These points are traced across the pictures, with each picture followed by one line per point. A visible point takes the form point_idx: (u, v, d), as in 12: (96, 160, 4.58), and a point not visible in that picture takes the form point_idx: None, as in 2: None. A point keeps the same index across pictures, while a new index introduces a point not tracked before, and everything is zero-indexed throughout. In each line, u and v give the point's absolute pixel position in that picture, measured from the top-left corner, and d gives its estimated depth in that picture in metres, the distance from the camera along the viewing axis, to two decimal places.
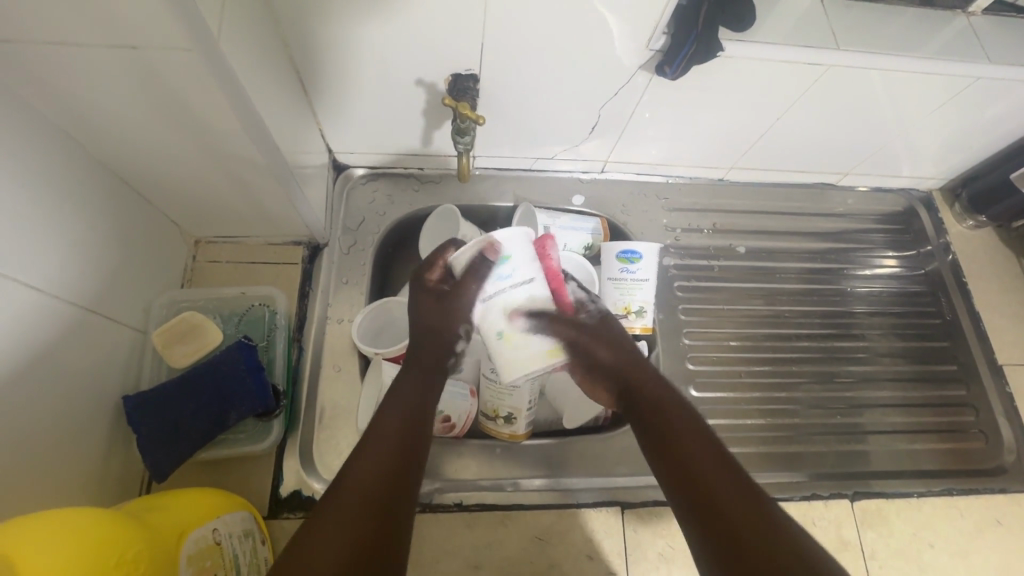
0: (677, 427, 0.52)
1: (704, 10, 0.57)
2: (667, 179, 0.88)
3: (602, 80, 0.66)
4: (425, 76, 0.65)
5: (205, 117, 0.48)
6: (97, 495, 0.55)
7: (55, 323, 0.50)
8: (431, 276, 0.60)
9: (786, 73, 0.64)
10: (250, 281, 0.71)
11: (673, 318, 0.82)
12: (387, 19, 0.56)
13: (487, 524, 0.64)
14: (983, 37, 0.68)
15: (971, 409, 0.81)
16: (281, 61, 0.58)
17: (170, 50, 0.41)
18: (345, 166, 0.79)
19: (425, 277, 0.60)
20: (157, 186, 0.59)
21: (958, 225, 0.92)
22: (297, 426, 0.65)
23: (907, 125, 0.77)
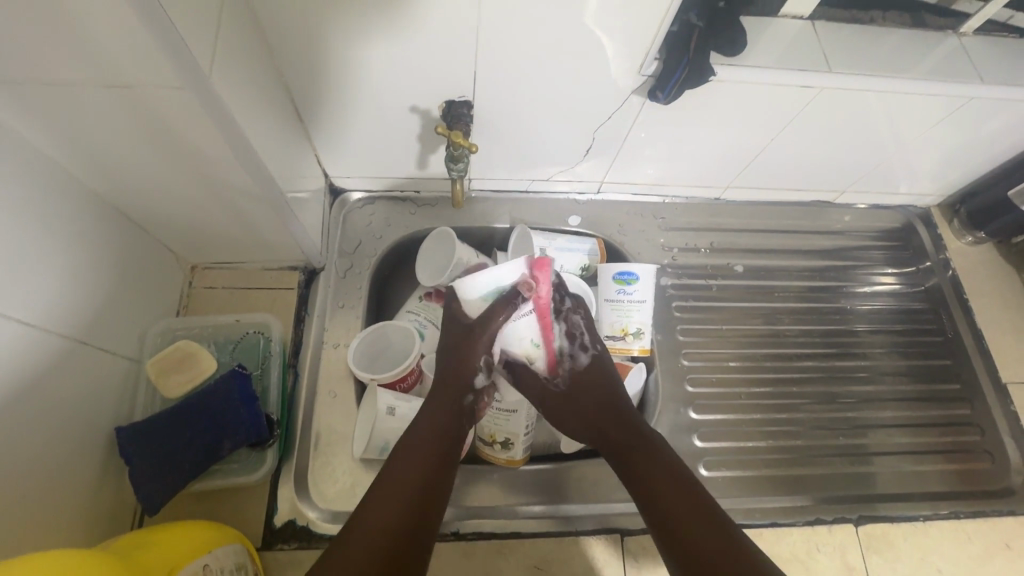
0: (657, 462, 0.56)
1: (695, 36, 0.57)
2: (664, 199, 0.87)
3: (595, 103, 0.66)
4: (419, 102, 0.65)
5: (199, 149, 0.49)
6: (89, 530, 0.54)
7: (48, 357, 0.50)
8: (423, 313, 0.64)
9: (779, 94, 0.64)
10: (246, 307, 0.71)
11: (671, 339, 0.81)
12: (381, 47, 0.57)
13: (485, 553, 0.63)
14: (975, 56, 0.68)
15: (976, 429, 0.80)
16: (275, 90, 0.58)
17: (162, 86, 0.41)
18: (342, 191, 0.79)
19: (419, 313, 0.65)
20: (152, 216, 0.59)
21: (957, 241, 0.91)
22: (292, 454, 0.64)
23: (902, 143, 0.77)
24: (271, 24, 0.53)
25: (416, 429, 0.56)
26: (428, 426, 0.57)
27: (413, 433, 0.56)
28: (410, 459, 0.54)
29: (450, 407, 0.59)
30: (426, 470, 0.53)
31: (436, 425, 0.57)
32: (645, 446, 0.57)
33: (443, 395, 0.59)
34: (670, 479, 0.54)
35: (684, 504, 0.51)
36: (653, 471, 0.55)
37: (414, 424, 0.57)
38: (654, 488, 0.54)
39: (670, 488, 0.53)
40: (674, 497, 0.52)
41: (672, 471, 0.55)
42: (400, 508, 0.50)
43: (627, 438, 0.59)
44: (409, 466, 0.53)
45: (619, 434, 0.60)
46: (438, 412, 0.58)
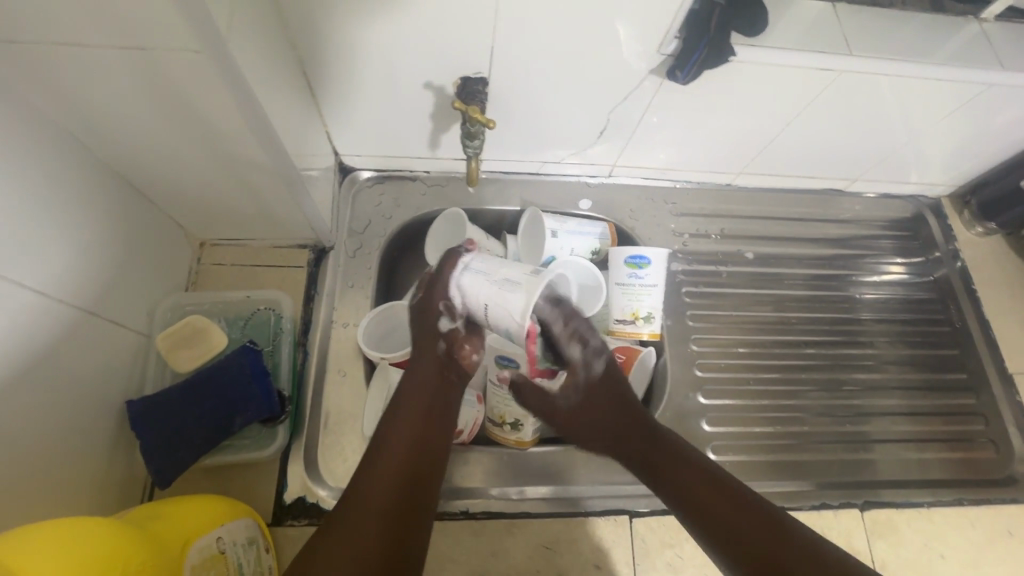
0: (673, 457, 0.59)
1: (716, 15, 0.56)
2: (675, 185, 0.87)
3: (611, 83, 0.65)
4: (433, 79, 0.64)
5: (213, 120, 0.48)
6: (99, 502, 0.54)
7: (58, 326, 0.49)
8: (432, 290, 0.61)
9: (798, 78, 0.64)
10: (255, 284, 0.70)
11: (680, 324, 0.81)
12: (397, 19, 0.56)
13: (494, 532, 0.63)
14: (995, 43, 0.67)
15: (981, 418, 0.81)
16: (288, 62, 0.57)
17: (181, 51, 0.40)
18: (351, 169, 0.79)
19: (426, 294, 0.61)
20: (162, 189, 0.59)
21: (967, 231, 0.91)
22: (302, 432, 0.64)
23: (918, 130, 0.76)
24: None
25: (403, 400, 0.57)
26: (413, 400, 0.57)
27: (401, 407, 0.56)
28: (395, 444, 0.53)
29: (430, 367, 0.59)
30: (409, 458, 0.53)
31: (421, 399, 0.57)
32: (664, 448, 0.60)
33: (421, 357, 0.60)
34: (699, 482, 0.55)
35: (721, 500, 0.53)
36: (683, 473, 0.57)
37: (399, 400, 0.57)
38: (691, 494, 0.55)
39: (693, 479, 0.56)
40: (711, 496, 0.54)
41: (697, 467, 0.57)
42: (393, 487, 0.50)
43: (650, 448, 0.60)
44: (398, 442, 0.53)
45: (642, 445, 0.61)
46: (424, 381, 0.58)
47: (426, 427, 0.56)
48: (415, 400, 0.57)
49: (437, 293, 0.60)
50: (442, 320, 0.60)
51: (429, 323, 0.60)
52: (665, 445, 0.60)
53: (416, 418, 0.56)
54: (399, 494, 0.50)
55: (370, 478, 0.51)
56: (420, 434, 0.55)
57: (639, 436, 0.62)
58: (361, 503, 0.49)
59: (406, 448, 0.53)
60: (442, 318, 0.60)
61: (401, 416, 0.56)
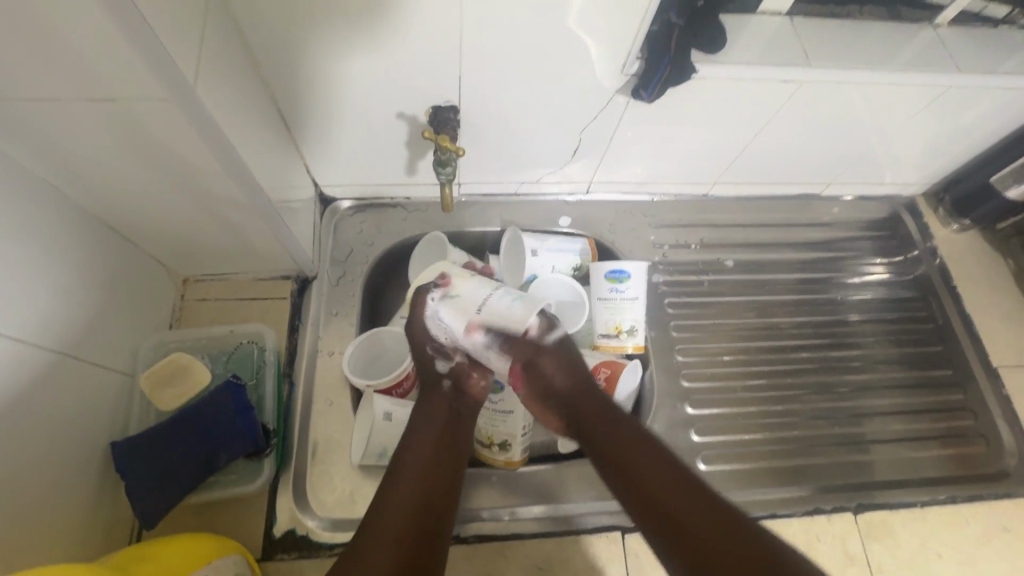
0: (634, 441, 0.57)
1: (676, 35, 0.58)
2: (652, 198, 0.88)
3: (581, 104, 0.67)
4: (406, 108, 0.66)
5: (186, 161, 0.49)
6: (86, 547, 0.54)
7: (41, 372, 0.50)
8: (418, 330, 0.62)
9: (761, 89, 0.66)
10: (239, 318, 0.71)
11: (665, 334, 0.82)
12: (366, 55, 0.57)
13: (487, 556, 0.63)
14: (951, 46, 0.69)
15: (969, 413, 0.81)
16: (262, 101, 0.59)
17: (147, 100, 0.42)
18: (332, 199, 0.80)
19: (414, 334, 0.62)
20: (143, 230, 0.60)
21: (943, 229, 0.92)
22: (290, 464, 0.64)
23: (886, 133, 0.78)
24: (255, 33, 0.54)
25: (413, 438, 0.57)
26: (426, 433, 0.58)
27: (411, 443, 0.57)
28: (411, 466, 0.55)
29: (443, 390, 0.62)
30: (426, 476, 0.54)
31: (433, 434, 0.58)
32: (644, 451, 0.56)
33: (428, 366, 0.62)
34: (677, 494, 0.52)
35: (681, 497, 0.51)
36: (660, 487, 0.52)
37: (409, 435, 0.58)
38: (665, 503, 0.51)
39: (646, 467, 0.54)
40: (691, 509, 0.50)
41: (677, 475, 0.53)
42: (415, 497, 0.52)
43: (628, 452, 0.56)
44: (416, 460, 0.55)
45: (620, 448, 0.56)
46: (439, 403, 0.61)
47: (441, 445, 0.57)
48: (426, 433, 0.58)
49: (421, 341, 0.62)
50: (438, 362, 0.62)
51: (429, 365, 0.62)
52: (646, 451, 0.56)
53: (430, 450, 0.57)
54: (416, 523, 0.51)
55: (387, 507, 0.51)
56: (434, 463, 0.56)
57: (617, 435, 0.58)
58: (377, 520, 0.50)
59: (422, 478, 0.54)
60: (438, 360, 0.62)
61: (415, 439, 0.57)
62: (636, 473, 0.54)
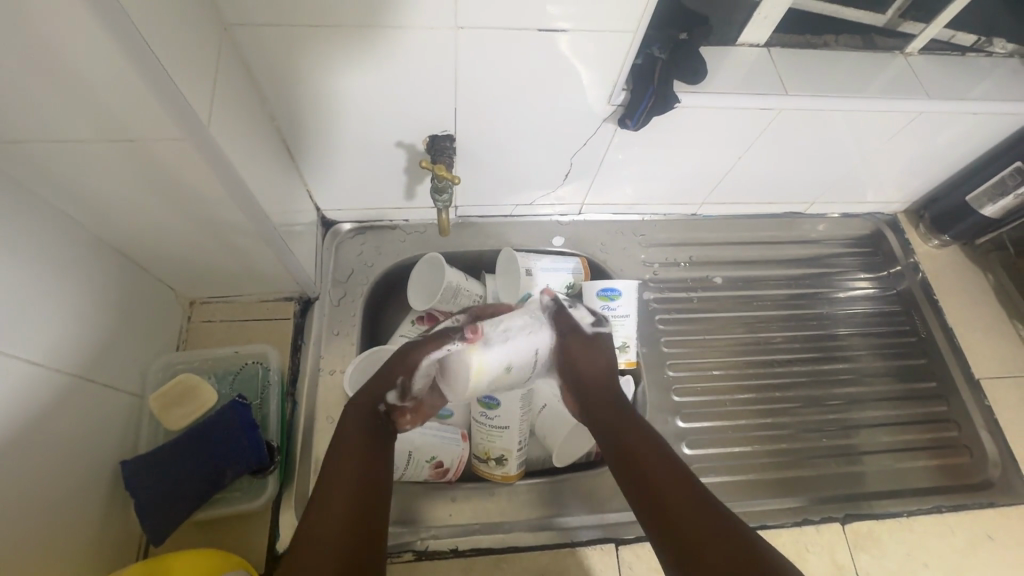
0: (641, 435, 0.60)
1: (660, 67, 0.62)
2: (643, 218, 0.91)
3: (571, 131, 0.70)
4: (404, 137, 0.69)
5: (197, 193, 0.52)
6: (94, 564, 0.55)
7: (56, 394, 0.52)
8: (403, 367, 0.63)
9: (741, 116, 0.69)
10: (244, 339, 0.73)
11: (656, 350, 0.84)
12: (366, 89, 0.61)
13: (484, 569, 0.65)
14: (922, 74, 0.73)
15: (953, 424, 0.83)
16: (268, 133, 0.62)
17: (164, 139, 0.45)
18: (333, 223, 0.83)
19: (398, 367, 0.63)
20: (153, 256, 0.62)
21: (925, 244, 0.95)
22: (293, 480, 0.66)
23: (864, 154, 0.81)
24: (262, 71, 0.57)
25: (340, 443, 0.57)
26: (351, 436, 0.58)
27: (340, 445, 0.57)
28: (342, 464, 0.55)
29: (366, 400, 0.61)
30: (358, 469, 0.55)
31: (358, 438, 0.58)
32: (663, 464, 0.56)
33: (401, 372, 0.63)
34: (687, 507, 0.51)
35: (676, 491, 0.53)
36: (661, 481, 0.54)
37: (339, 438, 0.57)
38: (657, 486, 0.54)
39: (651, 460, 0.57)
40: (698, 518, 0.50)
41: (690, 490, 0.53)
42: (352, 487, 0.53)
43: (645, 462, 0.57)
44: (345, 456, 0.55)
45: (642, 458, 0.57)
46: (365, 410, 0.60)
47: (372, 444, 0.58)
48: (354, 435, 0.57)
49: (399, 367, 0.63)
50: (392, 393, 0.63)
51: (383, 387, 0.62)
52: (665, 463, 0.56)
53: (358, 452, 0.56)
54: (355, 511, 0.51)
55: (325, 504, 0.51)
56: (363, 463, 0.55)
57: (638, 445, 0.59)
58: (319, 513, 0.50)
59: (353, 476, 0.54)
60: (392, 391, 0.63)
61: (346, 439, 0.57)
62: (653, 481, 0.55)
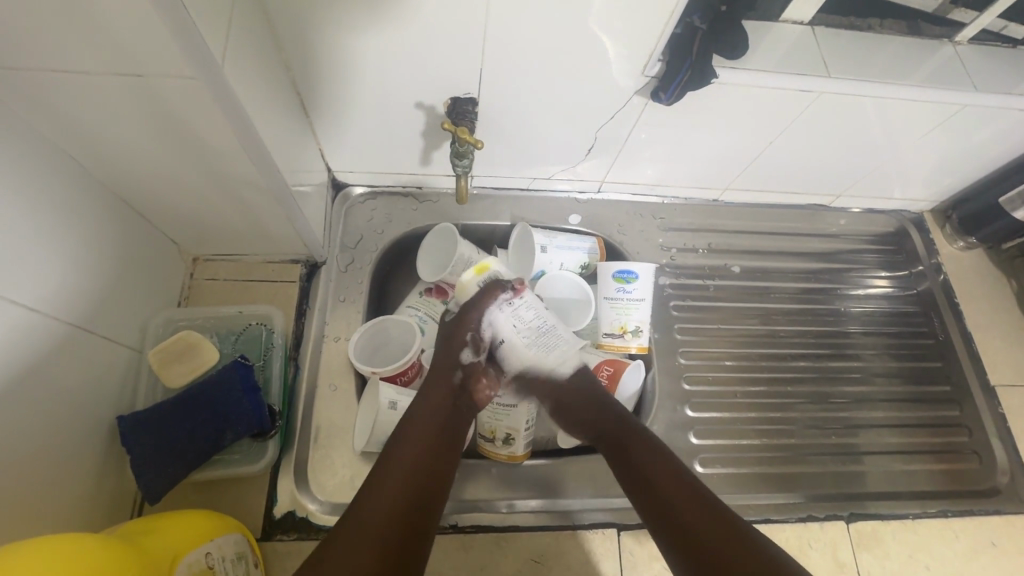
0: (634, 438, 0.60)
1: (699, 38, 0.58)
2: (663, 200, 0.89)
3: (599, 104, 0.67)
4: (425, 98, 0.66)
5: (207, 140, 0.49)
6: (88, 518, 0.54)
7: (51, 342, 0.50)
8: (457, 334, 0.66)
9: (778, 99, 0.66)
10: (247, 299, 0.71)
11: (667, 337, 0.82)
12: (388, 42, 0.57)
13: (483, 546, 0.64)
14: (970, 65, 0.70)
15: (964, 430, 0.82)
16: (282, 85, 0.59)
17: (174, 76, 0.42)
18: (344, 185, 0.80)
19: (458, 326, 0.67)
20: (157, 206, 0.60)
21: (949, 245, 0.93)
22: (293, 446, 0.64)
23: (899, 148, 0.78)
24: (280, 16, 0.54)
25: (408, 430, 0.57)
26: (424, 421, 0.58)
27: (414, 426, 0.58)
28: (414, 439, 0.56)
29: (447, 369, 0.64)
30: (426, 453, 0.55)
31: (434, 412, 0.60)
32: (671, 477, 0.55)
33: (449, 343, 0.66)
34: (671, 485, 0.54)
35: (663, 476, 0.55)
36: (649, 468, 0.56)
37: (410, 433, 0.57)
38: (645, 471, 0.56)
39: (642, 453, 0.58)
40: (693, 524, 0.51)
41: (691, 493, 0.53)
42: (413, 474, 0.53)
43: (649, 468, 0.56)
44: (422, 429, 0.57)
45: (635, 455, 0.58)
46: (447, 378, 0.63)
47: (445, 423, 0.59)
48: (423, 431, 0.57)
49: (466, 325, 0.67)
50: (465, 350, 0.66)
51: (455, 351, 0.65)
52: (669, 470, 0.56)
53: (423, 440, 0.56)
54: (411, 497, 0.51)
55: (384, 487, 0.51)
56: (433, 447, 0.57)
57: (654, 475, 0.56)
58: (374, 497, 0.50)
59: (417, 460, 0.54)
60: (466, 349, 0.66)
61: (422, 408, 0.60)
62: (668, 503, 0.53)
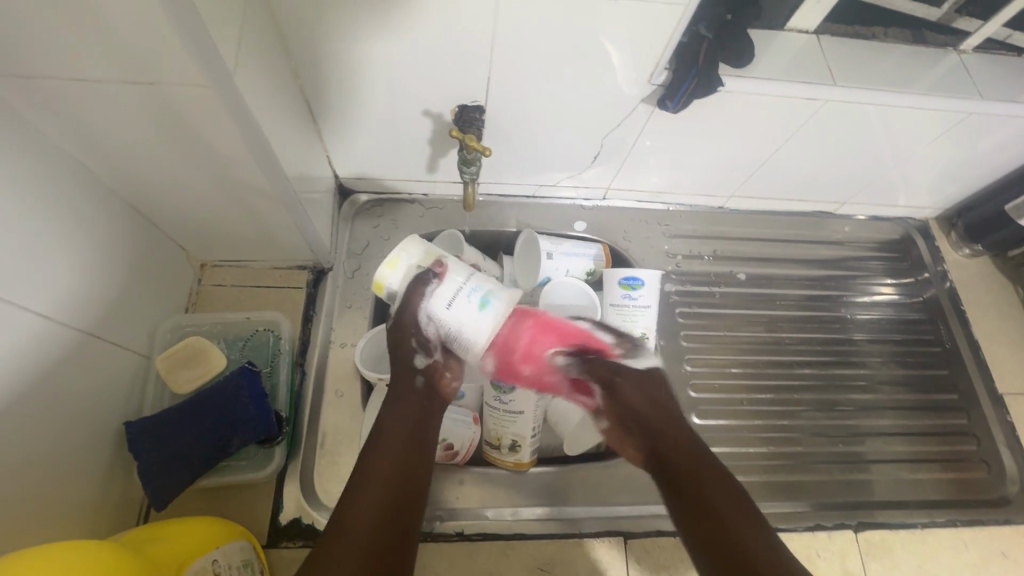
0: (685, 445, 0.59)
1: (705, 48, 0.59)
2: (668, 207, 0.89)
3: (604, 112, 0.68)
4: (432, 106, 0.66)
5: (217, 147, 0.49)
6: (94, 525, 0.54)
7: (61, 348, 0.50)
8: (403, 344, 0.61)
9: (784, 107, 0.66)
10: (255, 305, 0.72)
11: (673, 344, 0.82)
12: (396, 51, 0.58)
13: (490, 554, 0.63)
14: (974, 73, 0.70)
15: (973, 438, 0.81)
16: (291, 93, 0.60)
17: (187, 85, 0.42)
18: (351, 192, 0.80)
19: (401, 335, 0.61)
20: (166, 213, 0.60)
21: (954, 252, 0.93)
22: (299, 452, 0.64)
23: (905, 156, 0.78)
24: (290, 26, 0.55)
25: (379, 440, 0.55)
26: (392, 429, 0.56)
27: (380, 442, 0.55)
28: (380, 454, 0.54)
29: (403, 382, 0.60)
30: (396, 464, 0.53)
31: (399, 425, 0.57)
32: (721, 492, 0.54)
33: (397, 355, 0.62)
34: (720, 497, 0.53)
35: (713, 488, 0.54)
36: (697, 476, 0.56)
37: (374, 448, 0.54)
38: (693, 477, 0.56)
39: (691, 462, 0.57)
40: (738, 539, 0.50)
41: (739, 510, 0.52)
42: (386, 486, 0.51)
43: (698, 474, 0.56)
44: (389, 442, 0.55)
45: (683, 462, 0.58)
46: (405, 394, 0.59)
47: (409, 430, 0.57)
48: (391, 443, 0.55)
49: (408, 331, 0.61)
50: (419, 356, 0.61)
51: (407, 359, 0.61)
52: (719, 484, 0.55)
53: (396, 449, 0.54)
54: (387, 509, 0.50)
55: (356, 501, 0.49)
56: (403, 457, 0.54)
57: (703, 485, 0.55)
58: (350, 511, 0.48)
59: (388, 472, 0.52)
60: (419, 353, 0.61)
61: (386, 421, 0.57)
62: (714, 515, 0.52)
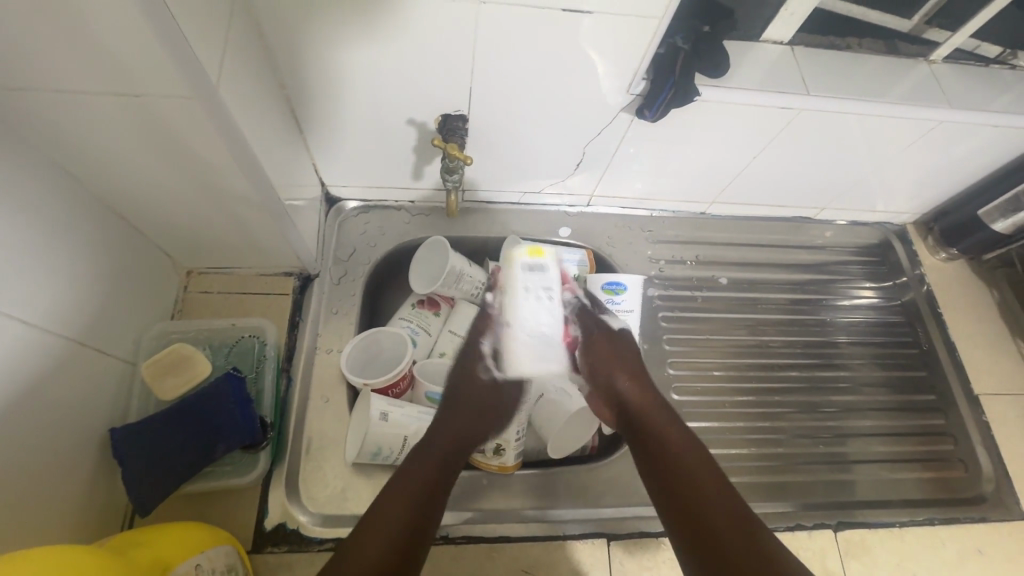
0: (669, 443, 0.59)
1: (681, 59, 0.61)
2: (651, 213, 0.90)
3: (586, 120, 0.69)
4: (416, 115, 0.67)
5: (202, 156, 0.50)
6: (78, 531, 0.54)
7: (46, 355, 0.51)
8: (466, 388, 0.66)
9: (760, 115, 0.68)
10: (241, 312, 0.72)
11: (657, 347, 0.84)
12: (380, 61, 0.59)
13: (474, 557, 0.64)
14: (944, 82, 0.72)
15: (950, 438, 0.83)
16: (277, 103, 0.61)
17: (171, 96, 0.43)
18: (338, 200, 0.81)
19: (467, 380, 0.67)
20: (152, 221, 0.61)
21: (931, 256, 0.95)
22: (284, 458, 0.65)
23: (880, 163, 0.80)
24: (275, 38, 0.56)
25: (414, 463, 0.58)
26: (429, 456, 0.59)
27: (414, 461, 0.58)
28: (412, 473, 0.56)
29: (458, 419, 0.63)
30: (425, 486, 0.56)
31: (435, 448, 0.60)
32: (711, 498, 0.54)
33: (458, 396, 0.66)
34: (707, 499, 0.54)
35: (702, 490, 0.54)
36: (685, 476, 0.56)
37: (410, 464, 0.57)
38: (684, 480, 0.56)
39: (680, 462, 0.57)
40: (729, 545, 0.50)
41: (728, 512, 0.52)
42: (411, 505, 0.54)
43: (686, 476, 0.56)
44: (423, 464, 0.58)
45: (672, 462, 0.58)
46: (451, 422, 0.63)
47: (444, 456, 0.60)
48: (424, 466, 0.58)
49: (473, 379, 0.67)
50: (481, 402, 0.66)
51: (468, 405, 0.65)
52: (708, 485, 0.55)
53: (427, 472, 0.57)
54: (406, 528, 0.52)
55: (381, 514, 0.52)
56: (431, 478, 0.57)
57: (693, 489, 0.55)
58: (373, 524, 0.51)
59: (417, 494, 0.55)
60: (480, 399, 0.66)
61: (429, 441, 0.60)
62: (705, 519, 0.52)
